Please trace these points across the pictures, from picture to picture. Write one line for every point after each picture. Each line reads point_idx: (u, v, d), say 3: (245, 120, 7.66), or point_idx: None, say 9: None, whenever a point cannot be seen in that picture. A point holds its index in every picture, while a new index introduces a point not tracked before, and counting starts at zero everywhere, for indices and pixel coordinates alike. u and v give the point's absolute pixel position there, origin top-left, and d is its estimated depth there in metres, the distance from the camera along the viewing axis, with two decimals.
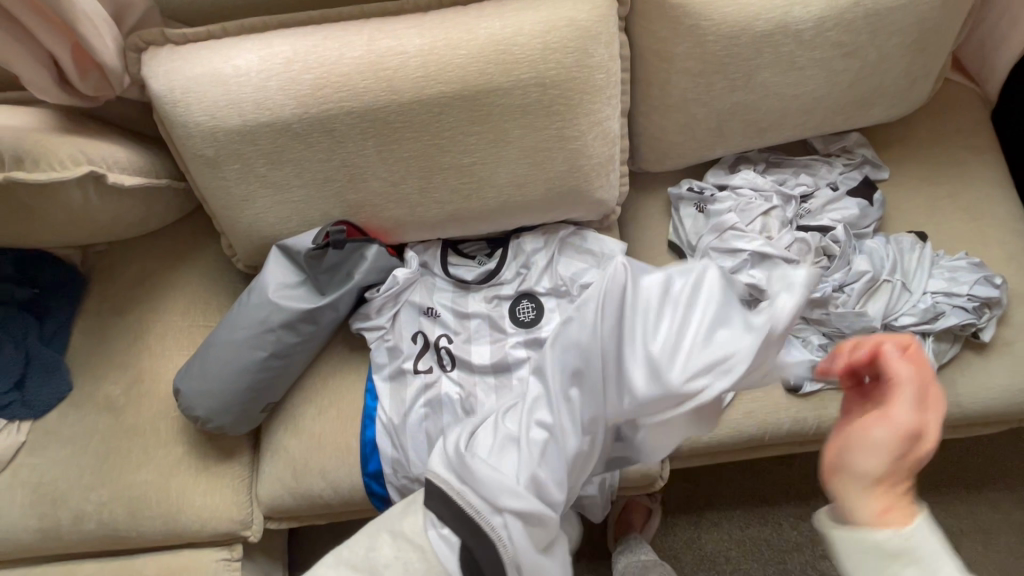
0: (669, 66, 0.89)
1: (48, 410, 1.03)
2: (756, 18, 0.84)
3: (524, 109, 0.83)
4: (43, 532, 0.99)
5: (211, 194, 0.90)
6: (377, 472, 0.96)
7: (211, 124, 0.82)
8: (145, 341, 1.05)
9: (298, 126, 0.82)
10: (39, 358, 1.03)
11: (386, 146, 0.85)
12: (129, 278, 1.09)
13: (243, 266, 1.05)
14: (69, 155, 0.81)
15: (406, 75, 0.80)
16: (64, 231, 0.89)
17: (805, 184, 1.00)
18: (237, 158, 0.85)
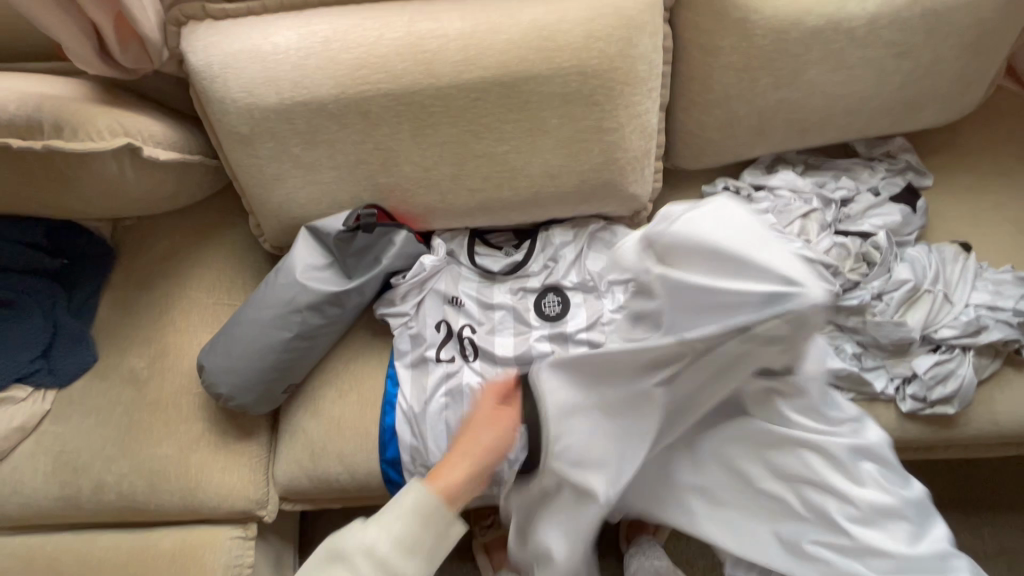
0: (712, 60, 0.87)
1: (73, 380, 1.04)
2: (807, 13, 0.81)
3: (562, 97, 0.82)
4: (64, 499, 1.00)
5: (243, 172, 0.90)
6: (395, 459, 0.95)
7: (247, 101, 0.82)
8: (170, 316, 1.06)
9: (335, 107, 0.82)
10: (67, 328, 1.04)
11: (421, 130, 0.84)
12: (157, 253, 1.10)
13: (269, 247, 1.05)
14: (106, 126, 0.81)
15: (445, 58, 0.79)
16: (97, 202, 0.90)
17: (846, 188, 0.97)
18: (272, 136, 0.84)
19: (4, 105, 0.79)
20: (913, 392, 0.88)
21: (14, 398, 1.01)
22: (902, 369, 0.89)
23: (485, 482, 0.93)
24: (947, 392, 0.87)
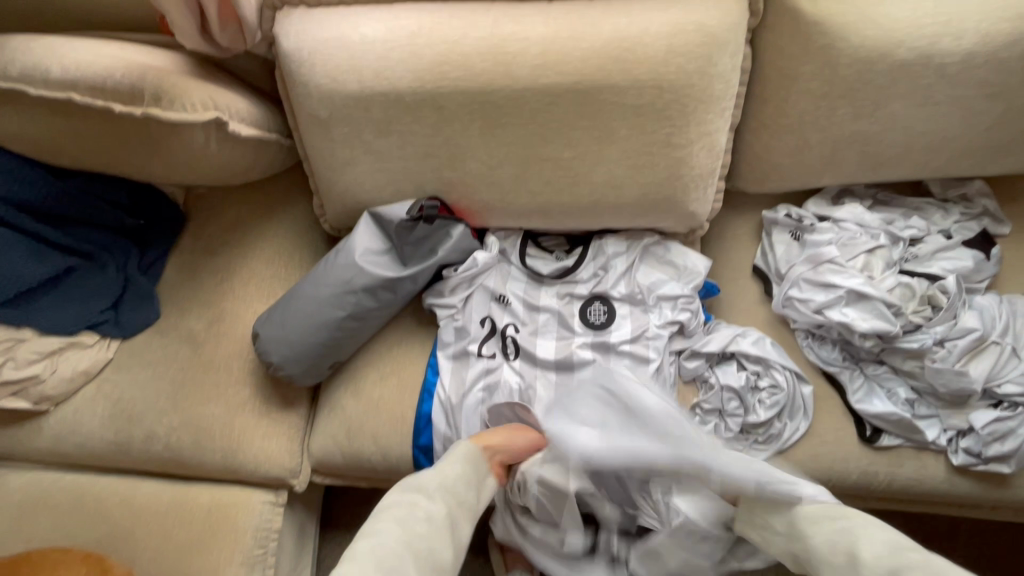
0: (791, 84, 0.85)
1: (135, 333, 1.11)
2: (897, 46, 0.79)
3: (635, 108, 0.82)
4: (116, 444, 1.06)
5: (316, 154, 0.94)
6: (428, 446, 0.97)
7: (330, 87, 0.85)
8: (231, 283, 1.11)
9: (412, 99, 0.84)
10: (137, 283, 1.11)
11: (492, 129, 0.86)
12: (224, 223, 1.16)
13: (329, 227, 1.09)
14: (200, 99, 0.86)
15: (525, 61, 0.81)
16: (180, 169, 0.95)
17: (915, 228, 0.94)
18: (348, 122, 0.88)
19: (111, 71, 0.85)
20: (967, 445, 0.85)
21: (82, 344, 1.07)
22: (957, 421, 0.86)
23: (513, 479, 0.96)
24: (1005, 451, 0.83)
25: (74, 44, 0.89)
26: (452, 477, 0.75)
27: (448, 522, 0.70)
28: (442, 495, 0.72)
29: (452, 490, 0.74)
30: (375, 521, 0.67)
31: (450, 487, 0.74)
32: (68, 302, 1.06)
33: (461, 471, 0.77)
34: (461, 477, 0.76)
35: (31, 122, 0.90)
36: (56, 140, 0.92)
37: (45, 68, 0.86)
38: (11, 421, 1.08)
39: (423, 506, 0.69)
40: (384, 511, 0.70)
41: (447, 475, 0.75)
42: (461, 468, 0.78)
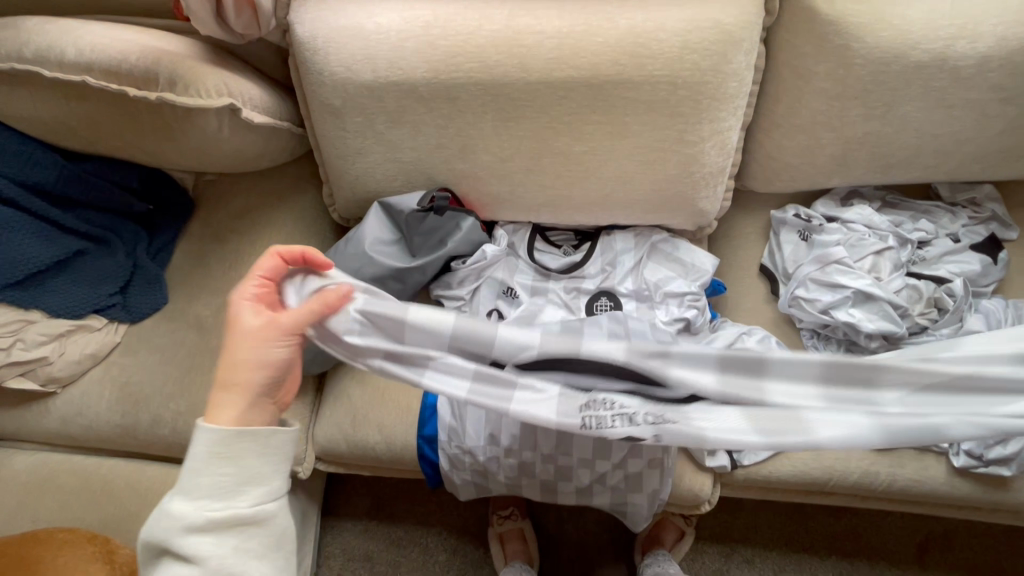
0: (804, 84, 0.86)
1: (143, 318, 1.11)
2: (913, 47, 0.79)
3: (649, 104, 0.82)
4: (123, 427, 1.07)
5: (327, 142, 0.94)
6: (432, 437, 1.00)
7: (344, 76, 0.85)
8: (239, 270, 1.11)
9: (425, 90, 0.84)
10: (145, 268, 1.11)
11: (504, 121, 0.86)
12: (234, 210, 1.16)
13: (338, 216, 1.09)
14: (214, 85, 0.86)
15: (539, 54, 0.81)
16: (192, 154, 0.95)
17: (923, 230, 0.94)
18: (361, 112, 0.88)
19: (127, 55, 0.85)
20: (969, 448, 0.87)
21: (90, 328, 1.08)
22: None
23: (516, 471, 0.98)
24: (1007, 453, 0.85)
25: (87, 27, 0.89)
26: (210, 488, 0.59)
27: (230, 554, 0.58)
28: (204, 533, 0.58)
29: (213, 516, 0.58)
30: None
31: (217, 499, 0.59)
32: (76, 285, 1.06)
33: (217, 479, 0.59)
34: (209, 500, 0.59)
35: (44, 105, 0.90)
36: (69, 124, 0.93)
37: (59, 51, 0.86)
38: (19, 403, 1.09)
39: (192, 571, 0.57)
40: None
41: (192, 512, 0.58)
42: (215, 482, 0.59)
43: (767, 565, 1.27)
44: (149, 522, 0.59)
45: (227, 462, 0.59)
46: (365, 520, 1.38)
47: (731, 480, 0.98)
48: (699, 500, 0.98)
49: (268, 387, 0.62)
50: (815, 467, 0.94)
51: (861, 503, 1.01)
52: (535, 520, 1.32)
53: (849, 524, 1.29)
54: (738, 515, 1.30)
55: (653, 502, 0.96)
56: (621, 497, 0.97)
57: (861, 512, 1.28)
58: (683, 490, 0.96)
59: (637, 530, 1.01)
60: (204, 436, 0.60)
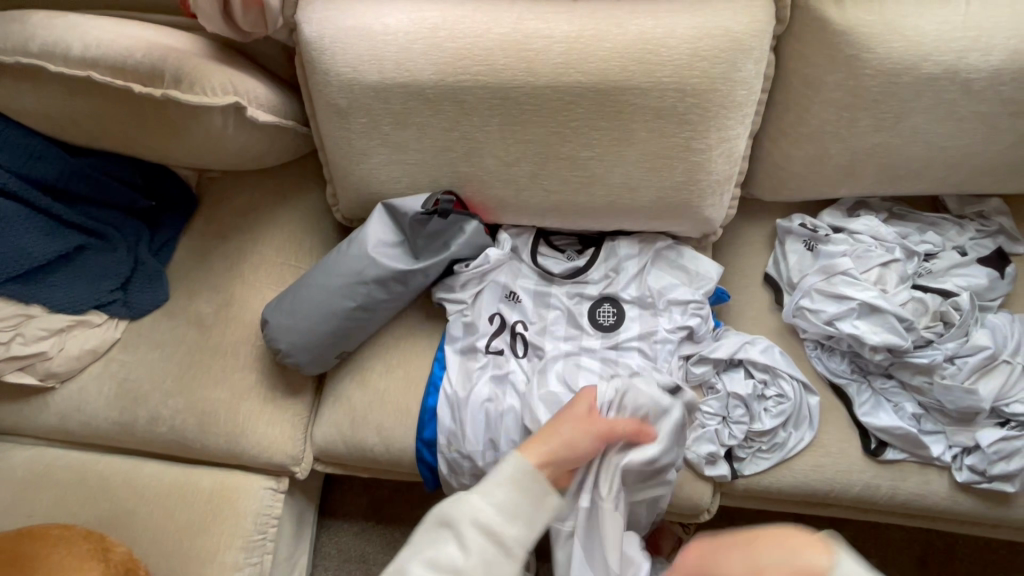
0: (813, 94, 0.85)
1: (143, 315, 1.11)
2: (924, 59, 0.79)
3: (657, 111, 0.82)
4: (121, 423, 1.06)
5: (332, 142, 0.93)
6: (432, 440, 0.99)
7: (350, 76, 0.85)
8: (241, 269, 1.11)
9: (432, 92, 0.84)
10: (147, 265, 1.11)
11: (510, 125, 0.85)
12: (237, 208, 1.16)
13: (341, 217, 1.09)
14: (220, 83, 0.86)
15: (548, 59, 0.80)
16: (196, 152, 0.95)
17: (930, 243, 0.94)
18: (367, 113, 0.87)
19: (132, 52, 0.84)
20: (972, 463, 0.86)
21: (90, 323, 1.08)
22: (963, 438, 0.87)
23: None
24: (1010, 469, 0.84)
25: (95, 22, 0.89)
26: (507, 504, 0.72)
27: (491, 555, 0.69)
28: (486, 535, 0.70)
29: (498, 528, 0.70)
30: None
31: (508, 515, 0.72)
32: (78, 281, 1.06)
33: (508, 497, 0.72)
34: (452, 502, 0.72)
35: (49, 100, 0.90)
36: (74, 120, 0.92)
37: (65, 46, 0.86)
38: (17, 397, 1.08)
39: (458, 551, 0.68)
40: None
41: (493, 518, 0.70)
42: (505, 502, 0.72)
43: None
44: (451, 500, 0.72)
45: (519, 494, 0.73)
46: (362, 521, 1.37)
47: (731, 491, 0.97)
48: (699, 509, 0.97)
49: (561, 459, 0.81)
50: (818, 478, 0.92)
51: (860, 515, 1.00)
52: None
53: (848, 536, 1.28)
54: (736, 524, 1.30)
55: (652, 510, 0.96)
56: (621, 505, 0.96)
57: (859, 524, 1.27)
58: (682, 499, 0.96)
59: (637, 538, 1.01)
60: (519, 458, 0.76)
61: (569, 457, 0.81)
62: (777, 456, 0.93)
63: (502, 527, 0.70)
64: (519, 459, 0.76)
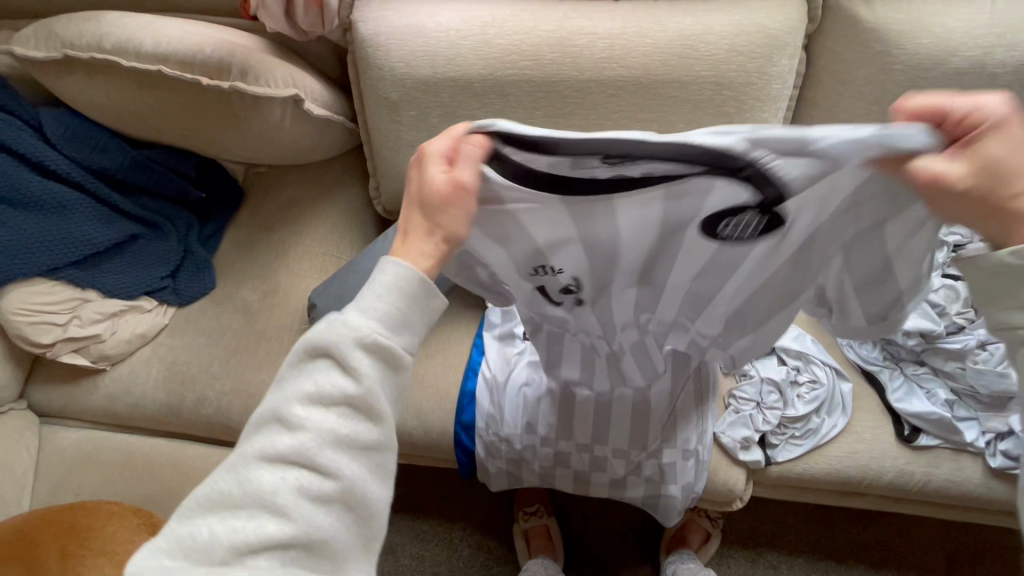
0: (843, 89, 0.89)
1: (191, 301, 1.15)
2: (952, 54, 0.82)
3: (695, 104, 0.86)
4: (168, 405, 1.10)
5: (381, 135, 0.98)
6: (470, 423, 1.02)
7: (403, 71, 0.90)
8: (286, 258, 1.16)
9: (481, 86, 0.89)
10: (196, 254, 1.16)
11: (554, 118, 0.90)
12: (282, 200, 1.21)
13: (383, 209, 1.14)
14: (281, 77, 0.91)
15: (592, 54, 0.85)
16: (252, 144, 1.00)
17: (959, 234, 0.96)
18: (416, 106, 0.92)
19: (200, 47, 0.90)
20: (1006, 448, 0.88)
21: (142, 308, 1.12)
22: (997, 424, 0.88)
23: (551, 460, 0.99)
24: None
25: (164, 21, 0.95)
26: (387, 317, 0.47)
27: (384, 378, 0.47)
28: (371, 353, 0.46)
29: (384, 343, 0.46)
30: (252, 466, 0.44)
31: (392, 322, 0.47)
32: (131, 267, 1.11)
33: (385, 317, 0.47)
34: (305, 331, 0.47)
35: (119, 93, 0.96)
36: (140, 111, 0.98)
37: (136, 42, 0.91)
38: (70, 378, 1.13)
39: (342, 385, 0.45)
40: (254, 454, 0.44)
41: (369, 330, 0.46)
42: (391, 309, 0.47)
43: (794, 571, 1.27)
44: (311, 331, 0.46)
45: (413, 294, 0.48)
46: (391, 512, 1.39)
47: (763, 478, 0.99)
48: (732, 496, 0.99)
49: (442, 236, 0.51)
50: (850, 465, 0.94)
51: (893, 505, 1.01)
52: (561, 518, 1.32)
53: (877, 533, 1.28)
54: (764, 520, 1.31)
55: (687, 493, 0.97)
56: (656, 488, 0.98)
57: (888, 520, 1.28)
58: (717, 483, 0.98)
59: (670, 526, 1.01)
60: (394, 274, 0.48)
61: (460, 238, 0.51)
62: (809, 442, 0.96)
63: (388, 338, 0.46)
64: (395, 267, 0.48)
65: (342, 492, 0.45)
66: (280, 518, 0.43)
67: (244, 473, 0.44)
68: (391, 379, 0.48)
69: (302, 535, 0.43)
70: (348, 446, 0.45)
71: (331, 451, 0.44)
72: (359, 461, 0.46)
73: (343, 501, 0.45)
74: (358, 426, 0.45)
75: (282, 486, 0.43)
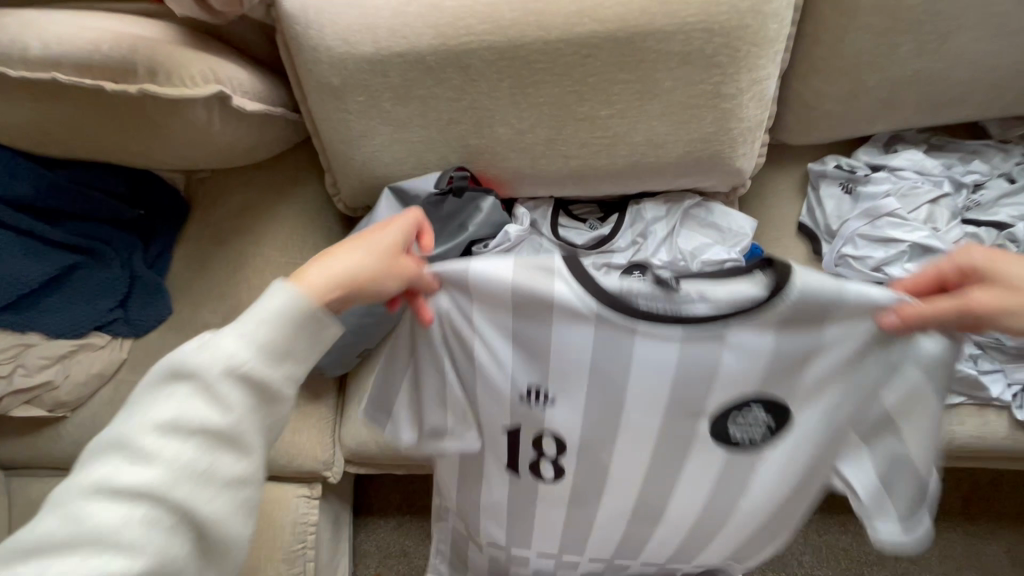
0: (848, 21, 0.78)
1: (148, 331, 1.05)
2: None
3: (682, 56, 0.74)
4: None
5: (328, 127, 0.86)
6: None
7: (342, 50, 0.77)
8: (244, 273, 1.05)
9: (433, 59, 0.76)
10: (144, 278, 1.05)
11: (522, 88, 0.78)
12: (231, 208, 1.09)
13: (344, 206, 1.03)
14: (200, 72, 0.77)
15: (558, 9, 0.73)
16: (181, 151, 0.87)
17: (977, 172, 0.88)
18: (363, 90, 0.80)
19: (97, 45, 0.76)
20: None
21: (93, 346, 1.02)
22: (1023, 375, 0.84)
23: None
24: None
25: (51, 17, 0.80)
26: (267, 347, 0.51)
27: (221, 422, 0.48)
28: (240, 380, 0.50)
29: (255, 374, 0.50)
30: (87, 497, 0.45)
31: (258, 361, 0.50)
32: (73, 303, 1.00)
33: (275, 338, 0.51)
34: (153, 379, 0.49)
35: (13, 108, 0.82)
36: (43, 127, 0.84)
37: (22, 46, 0.77)
38: (28, 430, 1.03)
39: (181, 450, 0.47)
40: (92, 485, 0.45)
41: (229, 360, 0.49)
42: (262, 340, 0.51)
43: (811, 528, 1.26)
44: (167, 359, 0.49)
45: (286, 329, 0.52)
46: (398, 515, 1.35)
47: None
48: None
49: (350, 278, 0.55)
50: None
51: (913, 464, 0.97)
52: None
53: None
54: None
55: None
56: None
57: None
58: None
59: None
60: (284, 292, 0.53)
61: (351, 263, 0.56)
62: None
63: (204, 417, 0.48)
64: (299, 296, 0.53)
65: (185, 524, 0.47)
66: (127, 556, 0.44)
67: (77, 509, 0.44)
68: (237, 450, 0.50)
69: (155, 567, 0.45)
70: (206, 476, 0.48)
71: (187, 483, 0.47)
72: (204, 503, 0.47)
73: (181, 537, 0.47)
74: (219, 444, 0.48)
75: (111, 518, 0.45)
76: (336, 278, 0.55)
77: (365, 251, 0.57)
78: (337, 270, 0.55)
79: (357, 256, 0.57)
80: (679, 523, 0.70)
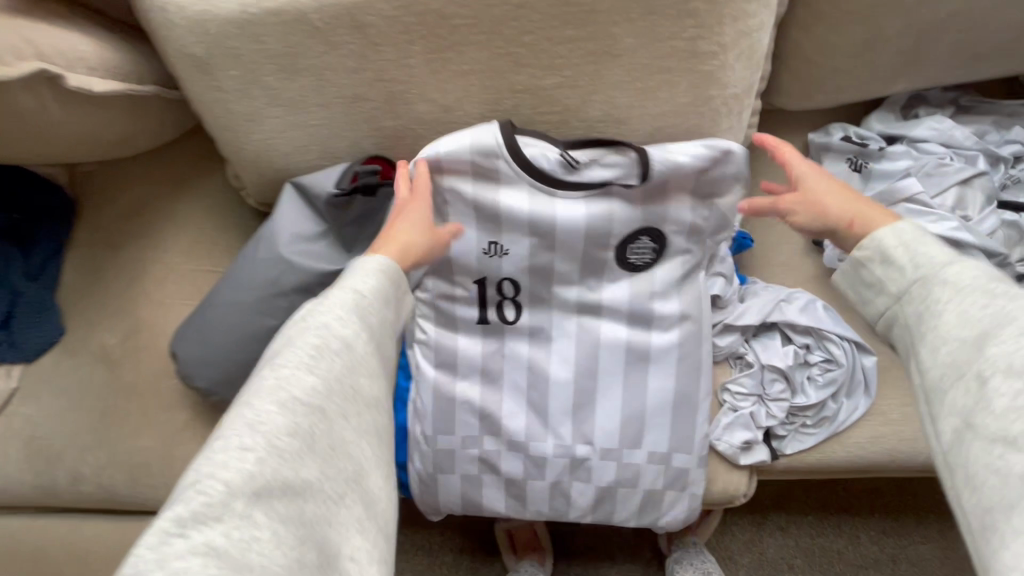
0: None
1: (39, 356, 0.90)
2: None
3: (646, 2, 0.56)
4: (40, 488, 0.88)
5: (206, 110, 0.68)
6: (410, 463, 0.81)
7: (198, 8, 0.58)
8: (143, 284, 0.89)
9: (320, 19, 0.58)
10: (26, 295, 0.89)
11: (440, 53, 0.60)
12: (124, 207, 0.92)
13: (254, 202, 0.86)
14: (12, 43, 0.61)
15: None
16: (23, 149, 0.70)
17: (1018, 141, 0.72)
18: (237, 62, 0.62)
19: None
20: None
21: None
22: None
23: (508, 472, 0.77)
24: None
25: None
26: (381, 293, 0.49)
27: (362, 356, 0.45)
28: (361, 315, 0.46)
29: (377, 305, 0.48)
30: (258, 494, 0.34)
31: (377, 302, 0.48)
32: None
33: (382, 287, 0.49)
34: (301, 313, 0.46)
35: None
36: None
37: None
38: None
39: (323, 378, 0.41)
40: (261, 416, 0.37)
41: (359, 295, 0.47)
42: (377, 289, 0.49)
43: (804, 530, 1.16)
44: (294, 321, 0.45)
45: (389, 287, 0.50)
46: None
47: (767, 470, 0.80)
48: (733, 496, 0.79)
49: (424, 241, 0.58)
50: (875, 452, 0.77)
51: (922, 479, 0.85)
52: None
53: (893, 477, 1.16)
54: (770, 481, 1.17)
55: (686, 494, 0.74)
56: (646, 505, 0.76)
57: None
58: (715, 495, 0.79)
59: (669, 522, 0.75)
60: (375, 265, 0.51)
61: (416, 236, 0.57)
62: (822, 432, 0.77)
63: (348, 339, 0.44)
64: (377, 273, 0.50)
65: (341, 451, 0.40)
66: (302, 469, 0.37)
67: (258, 420, 0.37)
68: (371, 381, 0.45)
69: (319, 490, 0.38)
70: (352, 397, 0.43)
71: (336, 401, 0.41)
72: (356, 427, 0.43)
73: (339, 470, 0.40)
74: (351, 368, 0.43)
75: (278, 424, 0.37)
76: (414, 243, 0.57)
77: (419, 221, 0.59)
78: (401, 241, 0.56)
79: (413, 227, 0.58)
80: (625, 407, 0.71)
